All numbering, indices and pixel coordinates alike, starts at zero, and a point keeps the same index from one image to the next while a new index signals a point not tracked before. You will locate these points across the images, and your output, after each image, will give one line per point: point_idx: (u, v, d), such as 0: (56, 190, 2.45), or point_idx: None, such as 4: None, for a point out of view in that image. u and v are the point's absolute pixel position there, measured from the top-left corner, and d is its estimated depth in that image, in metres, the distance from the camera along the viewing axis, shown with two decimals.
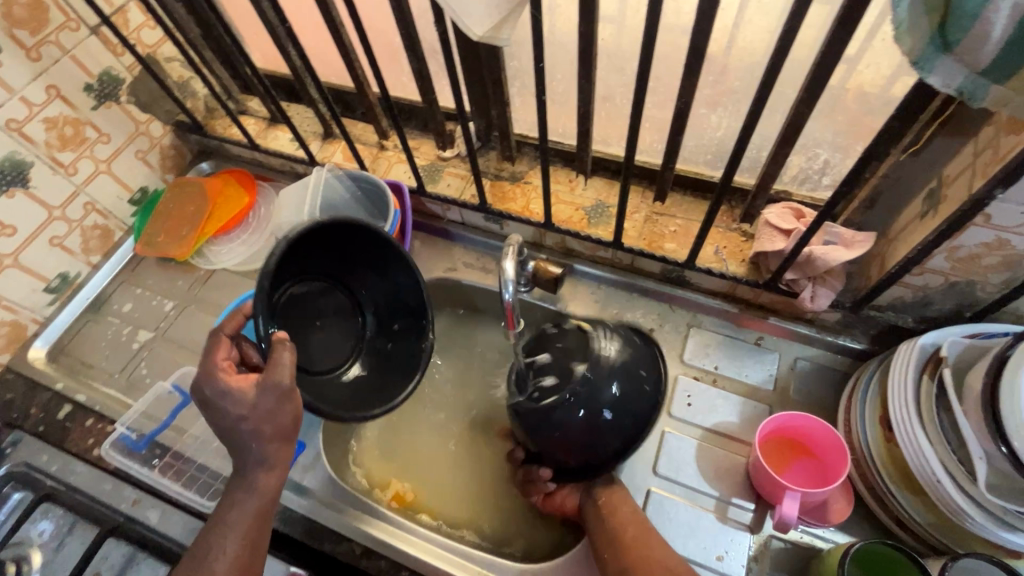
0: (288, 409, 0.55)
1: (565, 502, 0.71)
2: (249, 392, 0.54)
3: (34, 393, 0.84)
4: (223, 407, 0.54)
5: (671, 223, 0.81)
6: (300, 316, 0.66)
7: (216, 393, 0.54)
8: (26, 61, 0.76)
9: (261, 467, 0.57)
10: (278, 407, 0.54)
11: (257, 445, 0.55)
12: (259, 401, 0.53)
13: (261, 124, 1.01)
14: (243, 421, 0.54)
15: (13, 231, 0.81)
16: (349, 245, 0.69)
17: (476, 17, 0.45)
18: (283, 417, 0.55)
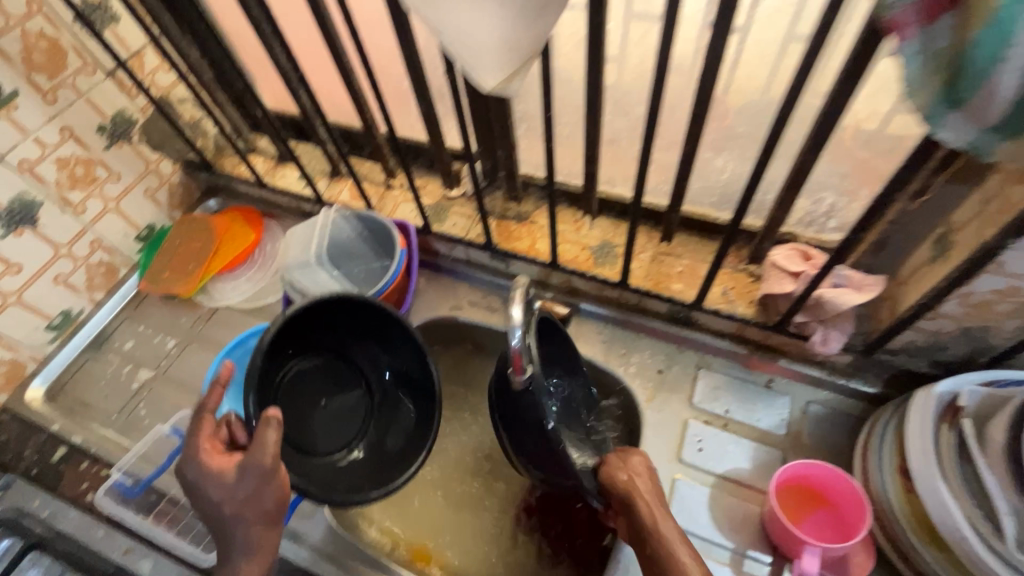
0: (267, 490, 0.54)
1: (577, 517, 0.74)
2: (229, 474, 0.53)
3: (29, 435, 0.82)
4: (206, 491, 0.53)
5: (677, 263, 0.80)
6: (303, 399, 0.71)
7: (198, 478, 0.53)
8: (41, 104, 0.78)
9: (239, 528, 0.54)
10: (261, 489, 0.53)
11: (242, 530, 0.54)
12: (240, 484, 0.53)
13: (270, 163, 1.02)
14: (223, 505, 0.53)
15: (19, 269, 0.80)
16: (343, 322, 0.72)
17: (489, 70, 0.45)
18: (266, 501, 0.54)
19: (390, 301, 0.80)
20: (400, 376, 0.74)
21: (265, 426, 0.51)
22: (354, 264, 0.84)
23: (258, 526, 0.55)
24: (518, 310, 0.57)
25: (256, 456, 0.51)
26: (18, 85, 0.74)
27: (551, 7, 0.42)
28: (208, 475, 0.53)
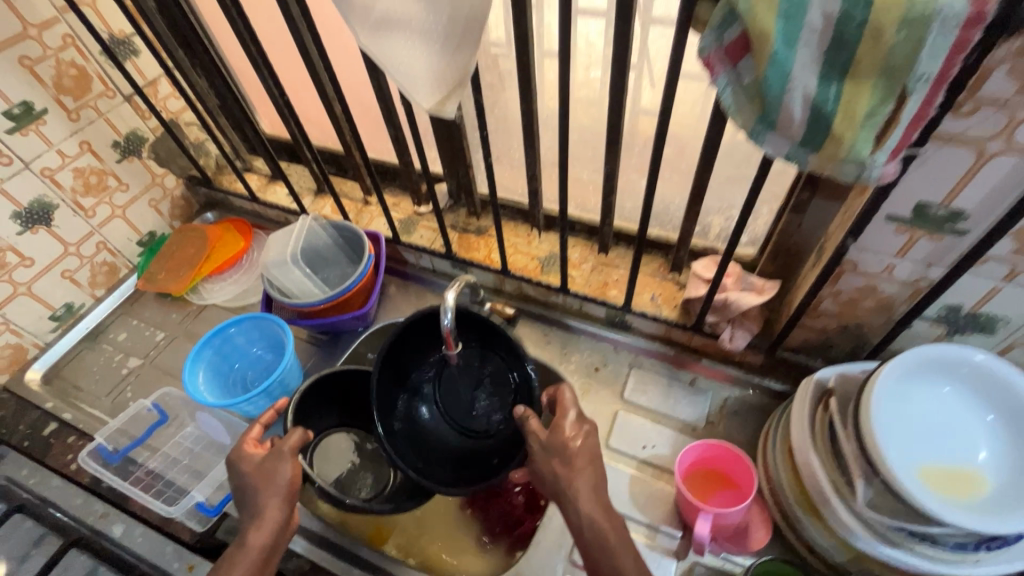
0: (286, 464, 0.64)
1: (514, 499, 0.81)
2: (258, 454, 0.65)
3: (24, 411, 0.90)
4: (236, 465, 0.65)
5: (615, 272, 0.90)
6: (335, 465, 0.82)
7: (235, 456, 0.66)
8: (66, 121, 0.90)
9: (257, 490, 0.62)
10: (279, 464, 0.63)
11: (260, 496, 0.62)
12: (266, 461, 0.64)
13: (263, 180, 1.14)
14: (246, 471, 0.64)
15: (32, 262, 0.91)
16: (356, 390, 0.85)
17: (424, 94, 0.57)
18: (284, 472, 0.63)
19: (358, 299, 0.90)
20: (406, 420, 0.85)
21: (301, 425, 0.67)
22: (328, 268, 0.94)
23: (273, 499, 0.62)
24: (450, 297, 0.68)
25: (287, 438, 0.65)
26: (48, 104, 0.87)
27: (467, 46, 0.53)
28: (244, 458, 0.66)
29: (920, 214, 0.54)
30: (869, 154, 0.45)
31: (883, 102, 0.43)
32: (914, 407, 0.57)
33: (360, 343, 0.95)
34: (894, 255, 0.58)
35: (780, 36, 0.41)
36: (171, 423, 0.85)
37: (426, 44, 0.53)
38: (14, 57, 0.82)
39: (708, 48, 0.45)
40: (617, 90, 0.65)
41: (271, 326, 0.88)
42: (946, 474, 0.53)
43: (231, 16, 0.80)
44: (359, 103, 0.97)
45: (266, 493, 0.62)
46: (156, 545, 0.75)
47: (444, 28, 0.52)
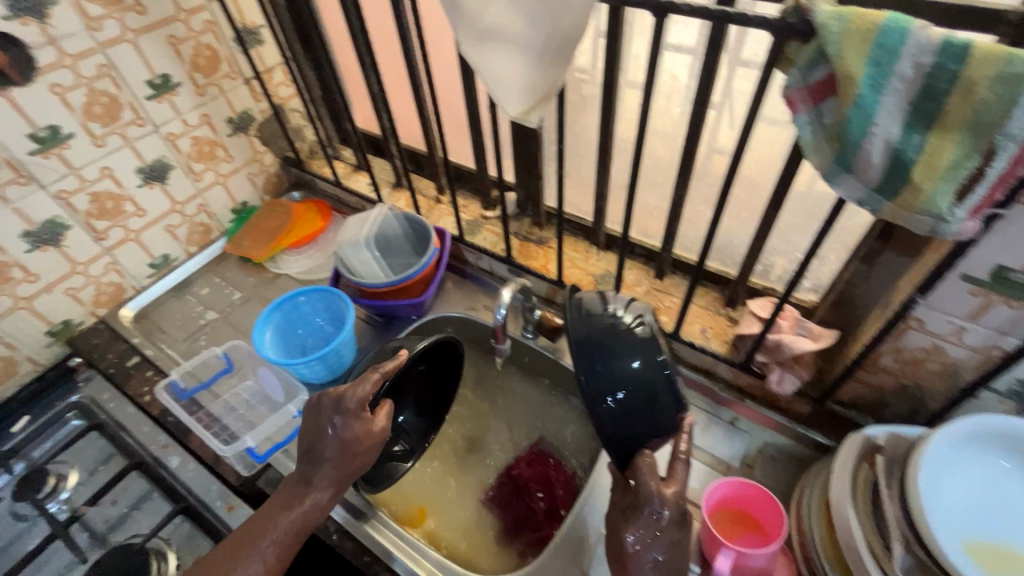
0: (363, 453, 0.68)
1: (537, 505, 0.84)
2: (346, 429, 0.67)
3: (114, 343, 1.01)
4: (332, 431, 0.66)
5: (667, 299, 0.91)
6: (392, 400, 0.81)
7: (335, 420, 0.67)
8: (193, 95, 1.02)
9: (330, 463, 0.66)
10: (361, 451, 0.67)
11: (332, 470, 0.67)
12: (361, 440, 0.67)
13: (348, 169, 1.24)
14: (334, 442, 0.67)
15: (144, 213, 1.03)
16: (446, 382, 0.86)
17: (512, 102, 0.61)
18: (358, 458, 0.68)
19: (417, 287, 0.95)
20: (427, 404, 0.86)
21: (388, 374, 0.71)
22: (395, 256, 1.00)
23: (328, 473, 0.67)
24: (507, 294, 0.77)
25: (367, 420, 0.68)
26: (182, 79, 0.99)
27: (559, 61, 0.57)
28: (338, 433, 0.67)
29: (999, 278, 0.52)
30: (947, 207, 0.44)
31: (969, 156, 0.42)
32: (966, 479, 0.54)
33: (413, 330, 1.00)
34: (965, 318, 0.56)
35: (867, 80, 0.42)
36: (235, 373, 0.93)
37: (523, 55, 0.57)
38: (164, 35, 0.94)
39: (794, 85, 0.47)
40: (695, 121, 0.67)
41: (336, 300, 0.95)
42: (998, 557, 0.50)
43: (349, 16, 0.88)
44: (447, 108, 1.04)
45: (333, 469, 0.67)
46: (204, 482, 0.82)
47: (542, 43, 0.56)
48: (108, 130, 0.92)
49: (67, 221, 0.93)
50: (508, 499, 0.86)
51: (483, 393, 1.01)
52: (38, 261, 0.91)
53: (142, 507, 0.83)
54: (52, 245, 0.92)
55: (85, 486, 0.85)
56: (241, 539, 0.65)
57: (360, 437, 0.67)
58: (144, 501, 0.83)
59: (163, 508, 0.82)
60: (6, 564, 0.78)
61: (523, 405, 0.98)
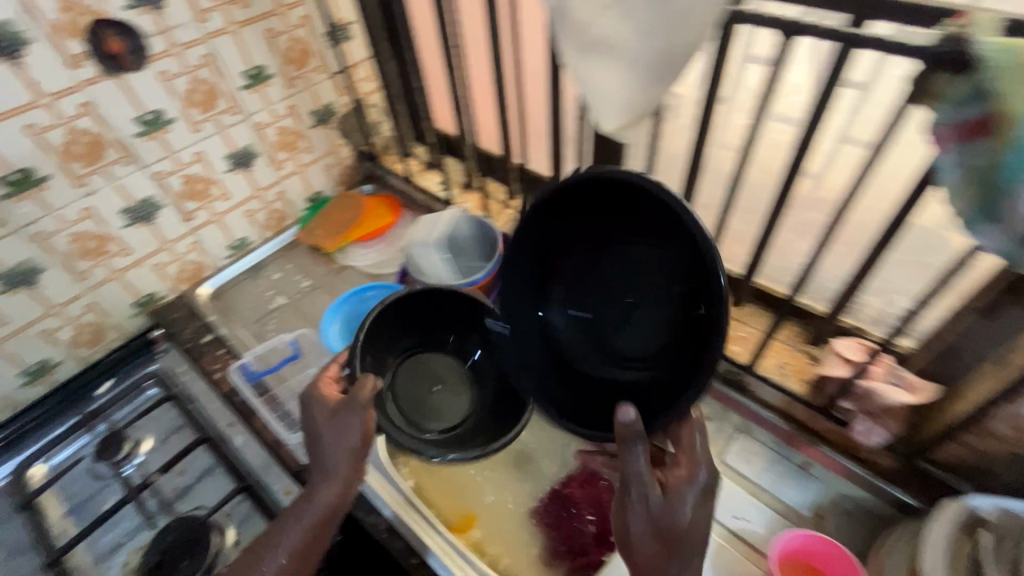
0: (355, 431, 0.65)
1: (587, 527, 0.82)
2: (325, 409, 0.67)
3: (192, 318, 1.06)
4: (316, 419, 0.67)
5: (742, 328, 0.86)
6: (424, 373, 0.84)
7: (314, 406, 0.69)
8: (284, 86, 1.05)
9: (336, 454, 0.65)
10: (349, 428, 0.65)
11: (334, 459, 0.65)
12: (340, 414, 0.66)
13: (421, 166, 1.28)
14: (327, 433, 0.66)
15: (229, 197, 1.08)
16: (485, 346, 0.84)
17: (609, 117, 0.59)
18: (354, 439, 0.65)
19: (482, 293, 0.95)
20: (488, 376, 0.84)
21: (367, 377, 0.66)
22: (462, 258, 1.00)
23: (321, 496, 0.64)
24: None
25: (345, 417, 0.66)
26: (275, 71, 1.02)
27: (665, 76, 0.55)
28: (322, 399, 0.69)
29: None
30: None
31: None
32: None
33: None
34: None
35: None
36: (301, 361, 0.96)
37: (628, 69, 0.55)
38: (261, 28, 0.97)
39: (943, 123, 0.44)
40: (802, 147, 0.63)
41: None
42: None
43: (441, 19, 0.88)
44: None
45: (337, 456, 0.65)
46: (266, 463, 0.86)
47: (651, 57, 0.53)
48: (205, 116, 0.97)
49: (160, 201, 0.98)
50: (557, 518, 0.84)
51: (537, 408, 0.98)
52: (132, 236, 0.97)
53: (207, 480, 0.86)
54: (146, 222, 0.98)
55: (157, 453, 0.90)
56: (250, 562, 0.62)
57: (338, 413, 0.66)
58: (208, 475, 0.87)
59: (226, 485, 0.85)
60: (84, 520, 0.83)
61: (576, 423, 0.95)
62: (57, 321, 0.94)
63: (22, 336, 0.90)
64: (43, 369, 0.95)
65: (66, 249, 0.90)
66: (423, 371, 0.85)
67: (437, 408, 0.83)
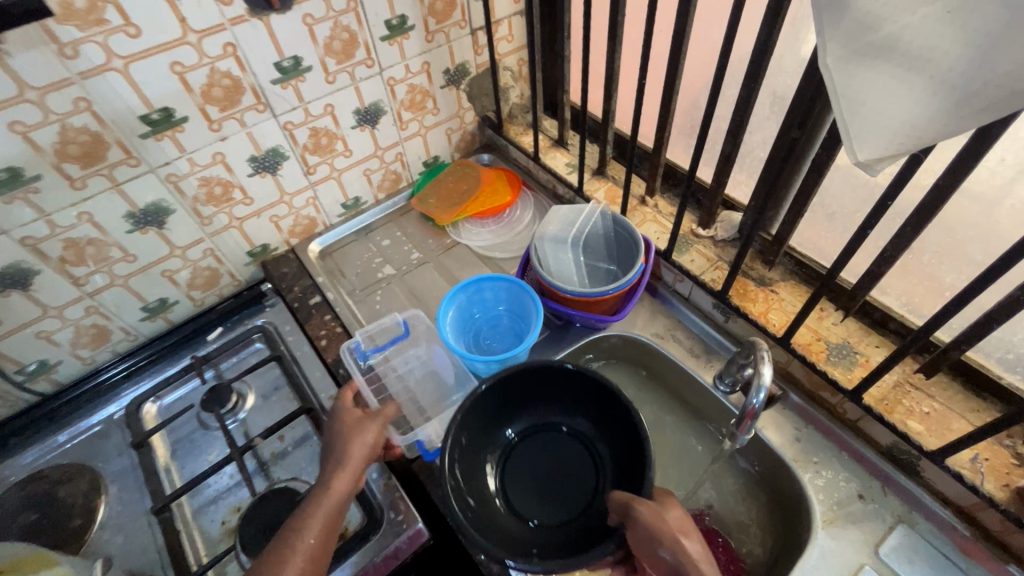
0: (376, 423, 0.72)
1: None
2: (347, 409, 0.74)
3: (301, 276, 1.03)
4: (332, 417, 0.74)
5: (926, 402, 0.72)
6: (519, 474, 0.76)
7: (332, 411, 0.75)
8: (422, 40, 0.96)
9: (353, 440, 0.70)
10: (371, 422, 0.72)
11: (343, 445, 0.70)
12: (361, 415, 0.73)
13: (547, 142, 1.14)
14: (340, 425, 0.72)
15: (350, 154, 1.02)
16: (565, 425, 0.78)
17: (870, 144, 0.45)
18: (371, 432, 0.71)
19: (608, 304, 0.85)
20: (578, 456, 0.77)
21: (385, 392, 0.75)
22: (588, 257, 0.91)
23: (336, 489, 0.66)
24: (768, 372, 0.62)
25: (363, 420, 0.72)
26: (417, 22, 0.93)
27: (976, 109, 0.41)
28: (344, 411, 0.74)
29: None
30: None
31: None
32: None
33: (587, 343, 0.91)
34: None
35: None
36: (409, 341, 0.91)
37: (924, 90, 0.41)
38: None
39: None
40: None
41: (521, 295, 0.89)
42: None
43: None
44: (688, 101, 0.88)
45: (353, 441, 0.70)
46: None
47: (969, 81, 0.39)
48: (340, 67, 0.90)
49: (286, 152, 0.93)
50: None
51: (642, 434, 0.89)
52: (256, 186, 0.94)
53: (304, 450, 0.85)
54: (270, 172, 0.94)
55: (258, 412, 0.90)
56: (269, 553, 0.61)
57: (359, 415, 0.73)
58: (305, 444, 0.86)
59: None
60: (191, 471, 0.84)
61: (689, 459, 0.85)
62: (179, 262, 0.93)
63: (147, 273, 0.91)
64: (162, 306, 0.97)
65: (194, 193, 0.88)
66: (529, 463, 0.77)
67: (555, 494, 0.74)
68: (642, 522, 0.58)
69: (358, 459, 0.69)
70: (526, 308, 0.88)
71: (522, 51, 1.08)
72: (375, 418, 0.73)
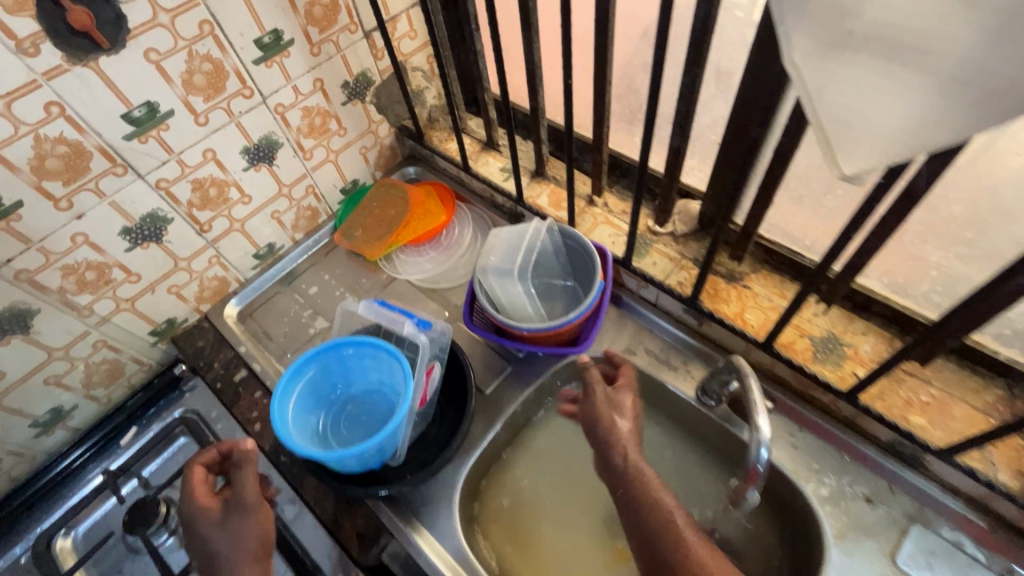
0: (247, 529, 0.61)
1: None
2: (212, 506, 0.62)
3: (220, 348, 0.89)
4: (189, 524, 0.62)
5: (922, 389, 0.67)
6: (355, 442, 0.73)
7: (188, 508, 0.62)
8: (307, 54, 0.81)
9: (248, 556, 0.60)
10: (241, 528, 0.61)
11: (227, 568, 0.59)
12: (225, 516, 0.61)
13: (476, 146, 1.01)
14: (212, 543, 0.60)
15: (250, 200, 0.87)
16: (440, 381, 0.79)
17: (857, 156, 0.36)
18: (248, 534, 0.61)
19: (571, 332, 0.76)
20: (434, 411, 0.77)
21: (244, 464, 0.63)
22: (540, 278, 0.81)
23: None
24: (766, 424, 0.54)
25: (237, 528, 0.61)
26: (295, 34, 0.77)
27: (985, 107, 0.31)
28: (197, 516, 0.61)
29: None
30: None
31: None
32: None
33: (554, 372, 0.83)
34: None
35: None
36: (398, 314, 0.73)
37: (925, 90, 0.32)
38: None
39: None
40: None
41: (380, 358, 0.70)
42: None
43: None
44: (623, 85, 0.78)
45: (230, 556, 0.60)
46: (325, 548, 0.71)
47: (977, 74, 0.30)
48: (210, 104, 0.74)
49: (167, 215, 0.78)
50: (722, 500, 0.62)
51: (519, 491, 0.81)
52: (138, 259, 0.78)
53: None
54: (154, 241, 0.79)
55: None
56: None
57: (218, 522, 0.61)
58: None
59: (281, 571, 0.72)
60: None
61: (689, 481, 0.78)
62: (65, 365, 0.78)
63: (26, 386, 0.76)
64: (57, 417, 0.82)
65: (60, 284, 0.72)
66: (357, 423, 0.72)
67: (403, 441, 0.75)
68: (600, 419, 0.66)
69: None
70: (386, 385, 0.72)
71: (429, 47, 0.94)
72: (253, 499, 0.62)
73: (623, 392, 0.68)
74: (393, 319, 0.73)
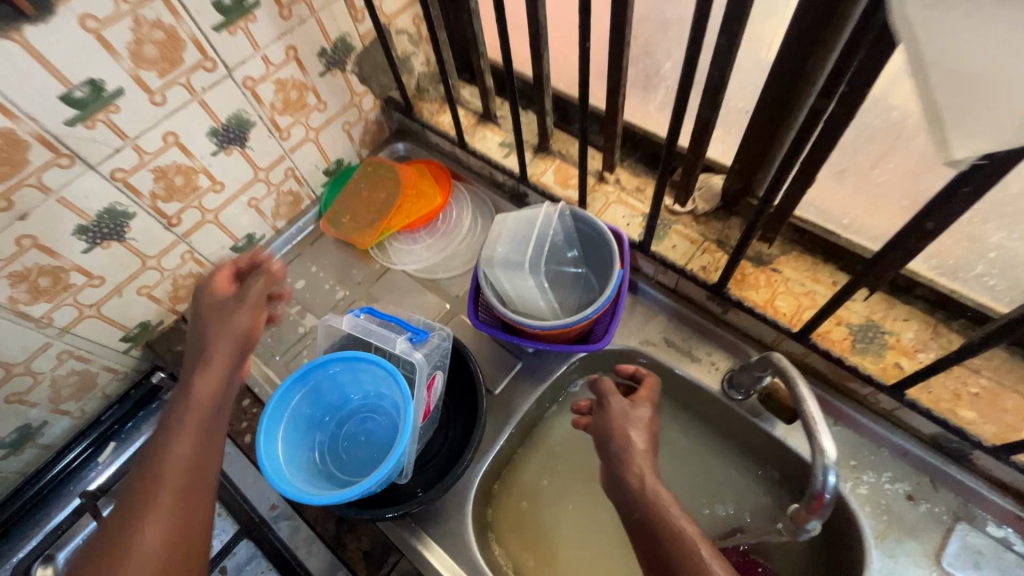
0: (243, 321, 0.59)
1: None
2: (220, 287, 0.62)
3: None
4: (198, 292, 0.62)
5: (972, 380, 0.62)
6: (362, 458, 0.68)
7: (200, 276, 0.63)
8: (276, 18, 0.70)
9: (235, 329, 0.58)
10: (235, 315, 0.59)
11: (219, 328, 0.58)
12: (224, 304, 0.60)
13: (471, 119, 0.91)
14: (213, 321, 0.59)
15: (222, 187, 0.77)
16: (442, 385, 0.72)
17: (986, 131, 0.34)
18: (238, 324, 0.59)
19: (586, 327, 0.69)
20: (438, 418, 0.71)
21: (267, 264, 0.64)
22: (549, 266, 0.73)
23: (183, 421, 0.53)
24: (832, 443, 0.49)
25: (226, 316, 0.60)
26: None
27: None
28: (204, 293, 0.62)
29: None
30: None
31: None
32: None
33: (567, 367, 0.77)
34: None
35: None
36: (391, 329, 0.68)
37: None
38: None
39: None
40: None
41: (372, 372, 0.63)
42: None
43: None
44: (639, 47, 0.68)
45: (221, 334, 0.58)
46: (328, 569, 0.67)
47: None
48: (166, 80, 0.64)
49: (127, 209, 0.69)
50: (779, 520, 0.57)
51: (536, 490, 0.76)
52: (99, 261, 0.70)
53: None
54: (115, 240, 0.70)
55: None
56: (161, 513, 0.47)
57: (219, 307, 0.60)
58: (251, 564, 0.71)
59: None
60: None
61: (713, 479, 0.74)
62: (28, 380, 0.71)
63: None
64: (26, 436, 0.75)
65: (10, 294, 0.64)
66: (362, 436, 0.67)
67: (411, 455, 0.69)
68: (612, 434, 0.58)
69: (222, 347, 0.57)
70: (385, 400, 0.65)
71: (415, 6, 0.83)
72: (240, 310, 0.60)
73: (640, 406, 0.60)
74: (384, 335, 0.67)
